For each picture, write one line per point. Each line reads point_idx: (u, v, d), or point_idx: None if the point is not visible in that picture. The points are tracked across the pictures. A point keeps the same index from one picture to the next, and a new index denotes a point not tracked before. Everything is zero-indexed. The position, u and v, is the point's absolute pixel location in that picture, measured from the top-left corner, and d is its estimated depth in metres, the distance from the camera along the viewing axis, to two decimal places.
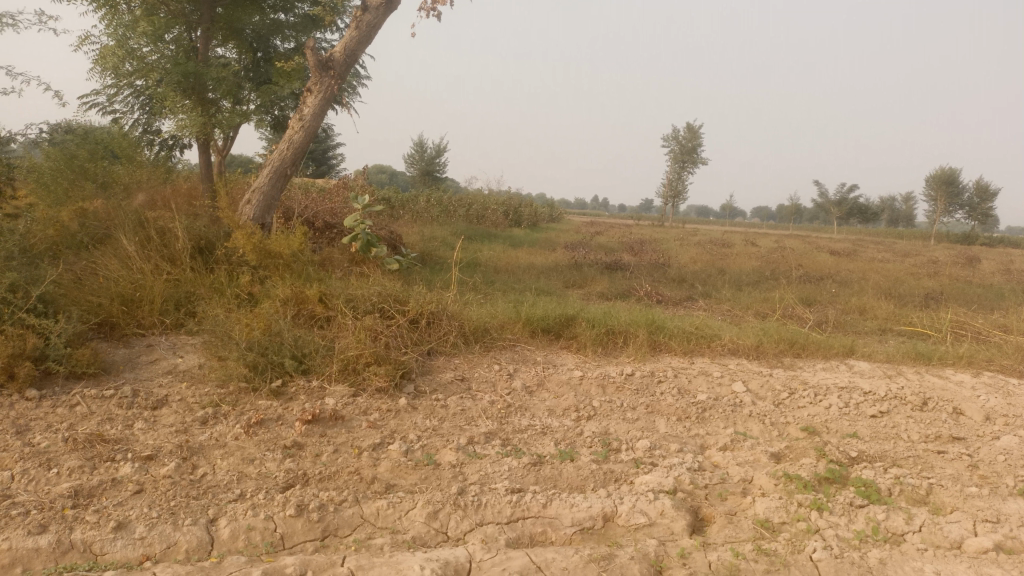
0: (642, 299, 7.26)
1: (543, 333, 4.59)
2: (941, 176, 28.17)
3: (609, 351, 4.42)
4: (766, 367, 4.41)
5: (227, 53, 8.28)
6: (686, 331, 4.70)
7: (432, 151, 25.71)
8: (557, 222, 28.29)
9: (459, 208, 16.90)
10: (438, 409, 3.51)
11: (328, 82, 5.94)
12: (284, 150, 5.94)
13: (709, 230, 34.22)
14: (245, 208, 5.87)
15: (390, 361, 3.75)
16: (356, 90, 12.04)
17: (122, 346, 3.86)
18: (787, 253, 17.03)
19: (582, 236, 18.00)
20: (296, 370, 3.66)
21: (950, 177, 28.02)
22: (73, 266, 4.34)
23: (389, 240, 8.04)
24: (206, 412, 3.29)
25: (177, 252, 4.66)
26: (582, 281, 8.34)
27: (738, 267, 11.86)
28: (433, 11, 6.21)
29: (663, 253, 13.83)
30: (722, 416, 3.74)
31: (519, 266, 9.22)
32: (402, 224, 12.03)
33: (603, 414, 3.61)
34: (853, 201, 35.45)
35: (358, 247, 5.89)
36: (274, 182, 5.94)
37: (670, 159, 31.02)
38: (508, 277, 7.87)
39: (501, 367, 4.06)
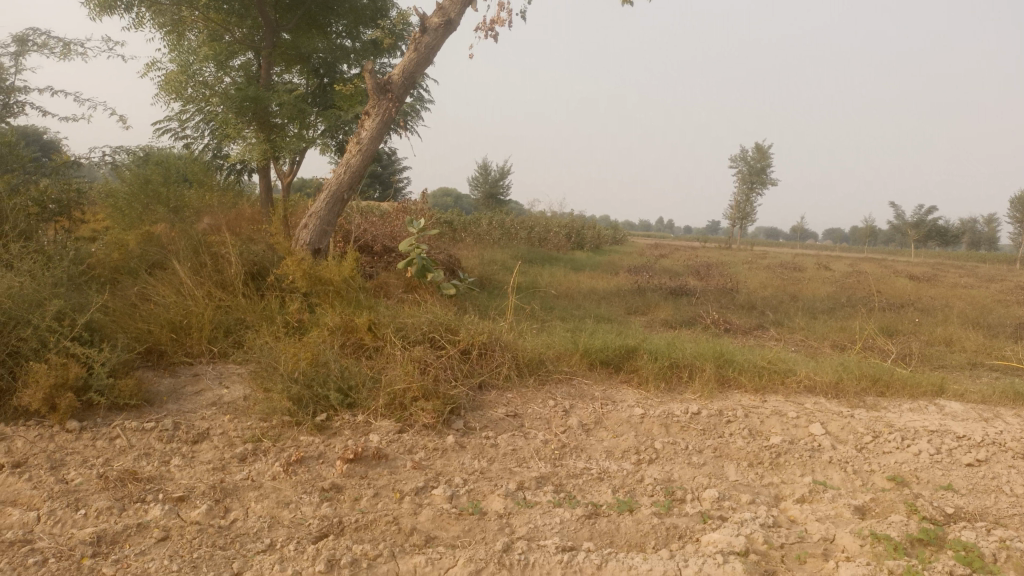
0: (709, 328, 6.91)
1: (602, 366, 4.33)
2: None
3: (673, 387, 4.13)
4: (846, 407, 4.05)
5: (298, 81, 8.36)
6: (757, 366, 4.37)
7: (496, 174, 25.73)
8: (622, 245, 27.92)
9: (521, 231, 16.76)
10: (488, 449, 3.28)
11: (385, 106, 5.85)
12: (341, 174, 5.86)
13: (778, 252, 33.26)
14: (302, 233, 5.80)
15: (439, 395, 3.55)
16: (419, 114, 12.04)
17: (169, 375, 3.77)
18: (863, 278, 16.29)
19: (646, 260, 17.62)
20: (342, 403, 3.48)
21: None
22: (127, 293, 4.31)
23: (447, 264, 7.91)
24: (246, 448, 3.15)
25: (230, 278, 4.59)
26: (646, 308, 8.03)
27: (811, 293, 11.33)
28: (491, 31, 6.07)
29: (731, 278, 13.37)
30: (798, 462, 3.41)
31: (580, 291, 8.96)
32: (463, 248, 11.94)
33: (666, 458, 3.33)
34: (932, 223, 33.97)
35: (414, 272, 5.74)
36: (331, 206, 5.86)
37: (738, 181, 30.33)
38: (568, 303, 7.63)
39: (557, 403, 3.82)
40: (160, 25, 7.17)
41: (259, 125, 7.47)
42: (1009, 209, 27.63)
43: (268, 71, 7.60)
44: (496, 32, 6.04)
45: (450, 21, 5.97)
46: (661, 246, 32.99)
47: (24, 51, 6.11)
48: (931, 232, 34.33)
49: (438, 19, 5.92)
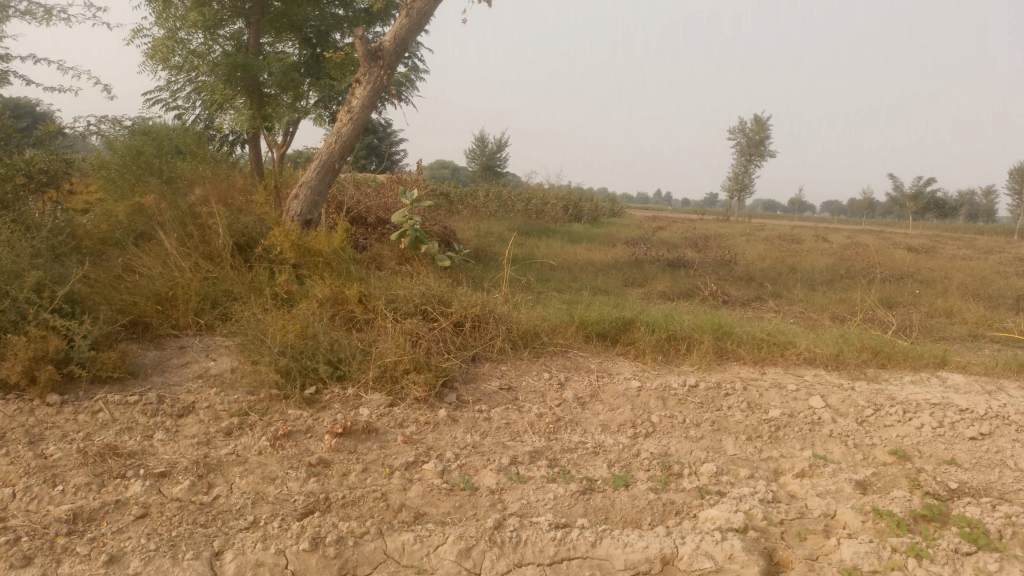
0: (706, 300, 6.83)
1: (598, 338, 4.24)
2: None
3: (671, 359, 4.05)
4: (847, 379, 3.97)
5: (293, 50, 8.15)
6: (756, 338, 4.29)
7: (493, 146, 25.50)
8: (619, 217, 27.79)
9: (518, 202, 16.61)
10: (481, 423, 3.20)
11: (377, 72, 5.69)
12: (331, 143, 5.72)
13: (777, 225, 33.15)
14: (292, 204, 5.68)
15: (430, 367, 3.46)
16: (414, 83, 11.84)
17: (154, 347, 3.68)
18: (861, 250, 16.20)
19: (643, 232, 17.50)
20: (331, 376, 3.40)
21: None
22: (111, 264, 4.20)
23: (442, 235, 7.79)
24: (232, 422, 3.06)
25: (217, 249, 4.48)
26: (643, 280, 7.93)
27: (810, 265, 11.24)
28: None
29: (728, 250, 13.26)
30: (798, 436, 3.34)
31: (577, 263, 8.85)
32: (459, 219, 11.81)
33: (663, 432, 3.26)
34: (930, 196, 33.83)
35: (407, 243, 5.63)
36: (323, 176, 5.73)
37: (737, 153, 30.10)
38: (565, 275, 7.53)
39: (552, 376, 3.73)
40: None
41: (249, 94, 7.30)
42: (1007, 181, 27.48)
43: (257, 38, 7.40)
44: None
45: None
46: (659, 218, 32.84)
47: (4, 15, 5.93)
48: (930, 204, 34.19)
49: None
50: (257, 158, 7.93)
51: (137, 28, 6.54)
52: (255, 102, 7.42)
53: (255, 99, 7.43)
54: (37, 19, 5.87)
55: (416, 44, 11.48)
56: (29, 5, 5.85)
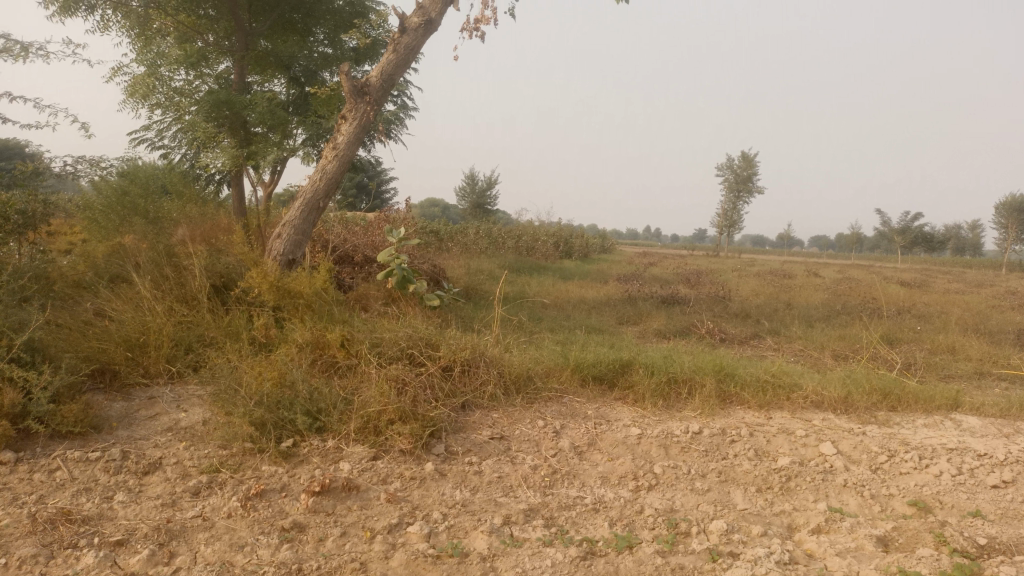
0: (704, 338, 6.64)
1: (595, 381, 4.03)
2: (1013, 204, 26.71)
3: (672, 404, 3.84)
4: (857, 424, 3.77)
5: (280, 91, 8.06)
6: (760, 380, 4.09)
7: (483, 184, 25.50)
8: (610, 253, 27.74)
9: (509, 240, 16.47)
10: (471, 477, 2.98)
11: (363, 108, 5.55)
12: (316, 180, 5.55)
13: (767, 260, 33.17)
14: (275, 243, 5.48)
15: (417, 417, 3.24)
16: (402, 121, 11.76)
17: (121, 398, 3.45)
18: (853, 285, 16.09)
19: (634, 268, 17.37)
20: (310, 428, 3.17)
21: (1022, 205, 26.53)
22: (80, 310, 3.97)
23: (431, 274, 7.61)
24: (201, 480, 2.83)
25: (194, 291, 4.27)
26: (638, 318, 7.74)
27: (805, 301, 11.09)
28: (475, 30, 5.80)
29: (721, 286, 13.12)
30: (811, 487, 3.12)
31: (570, 301, 8.67)
32: (449, 258, 11.63)
33: (667, 484, 3.04)
34: (918, 230, 33.97)
35: (393, 283, 5.43)
36: (307, 214, 5.55)
37: (726, 189, 30.21)
38: (557, 314, 7.34)
39: (547, 423, 3.51)
40: (126, 27, 6.85)
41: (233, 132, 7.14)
42: (994, 215, 27.63)
43: (241, 76, 7.26)
44: (479, 31, 5.77)
45: (431, 19, 5.69)
46: (650, 254, 32.82)
47: None
48: (918, 238, 34.35)
49: (417, 17, 5.64)
50: (242, 197, 7.75)
51: (118, 65, 6.40)
52: (239, 139, 7.26)
53: (239, 137, 7.26)
54: (13, 55, 5.71)
55: (405, 82, 11.42)
56: (4, 42, 5.70)
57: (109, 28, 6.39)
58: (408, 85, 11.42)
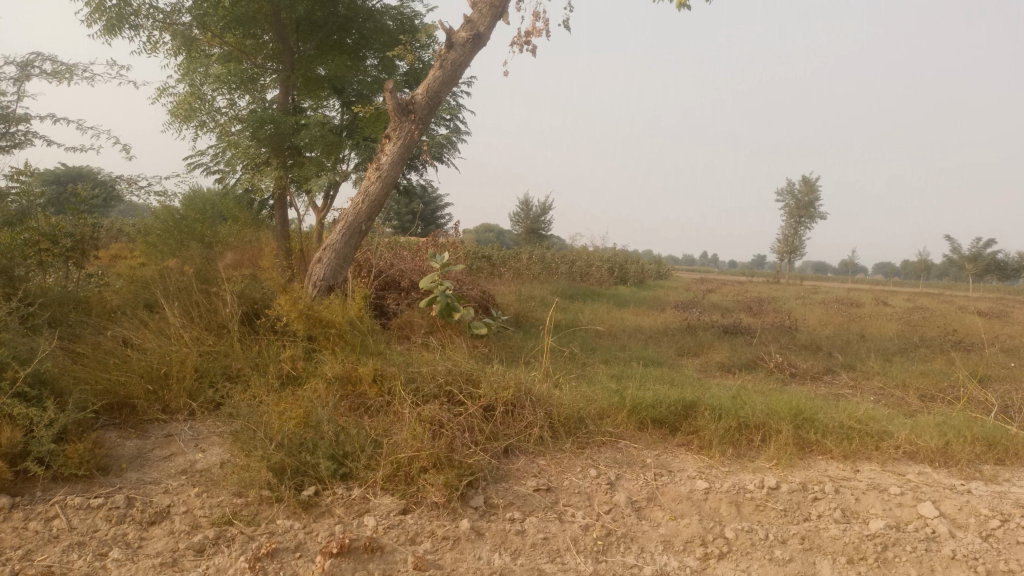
0: (772, 374, 6.13)
1: (655, 425, 3.60)
2: None
3: (742, 452, 3.39)
4: (960, 479, 3.26)
5: (335, 115, 7.90)
6: (844, 425, 3.61)
7: (538, 209, 25.27)
8: (666, 279, 27.12)
9: (562, 265, 16.10)
10: (512, 537, 2.59)
11: (408, 127, 5.28)
12: (358, 202, 5.29)
13: (831, 286, 32.04)
14: (315, 268, 5.21)
15: (453, 464, 2.88)
16: (455, 145, 11.55)
17: (136, 435, 3.18)
18: (927, 315, 15.22)
19: (692, 295, 16.81)
20: (335, 475, 2.84)
21: None
22: (103, 340, 3.75)
23: (479, 301, 7.29)
24: (208, 534, 2.51)
25: (224, 320, 4.01)
26: (699, 349, 7.27)
27: (878, 332, 10.42)
28: (526, 45, 5.49)
29: (786, 315, 12.49)
30: (913, 559, 2.65)
31: (626, 330, 8.24)
32: (499, 283, 11.32)
33: (740, 552, 2.60)
34: (991, 258, 32.42)
35: (437, 311, 5.09)
36: (349, 237, 5.27)
37: (786, 213, 29.30)
38: (612, 344, 6.92)
39: (600, 473, 3.11)
40: (175, 48, 6.78)
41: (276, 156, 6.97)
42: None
43: (286, 98, 7.10)
44: (530, 45, 5.46)
45: (480, 34, 5.42)
46: (708, 280, 32.04)
47: (28, 74, 5.73)
48: (992, 265, 32.76)
49: (465, 32, 5.37)
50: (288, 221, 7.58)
51: (165, 87, 6.29)
52: (281, 163, 7.08)
53: (281, 160, 7.09)
54: (59, 77, 5.63)
55: (458, 105, 11.23)
56: (52, 63, 5.63)
57: (158, 49, 6.29)
58: (460, 108, 11.22)
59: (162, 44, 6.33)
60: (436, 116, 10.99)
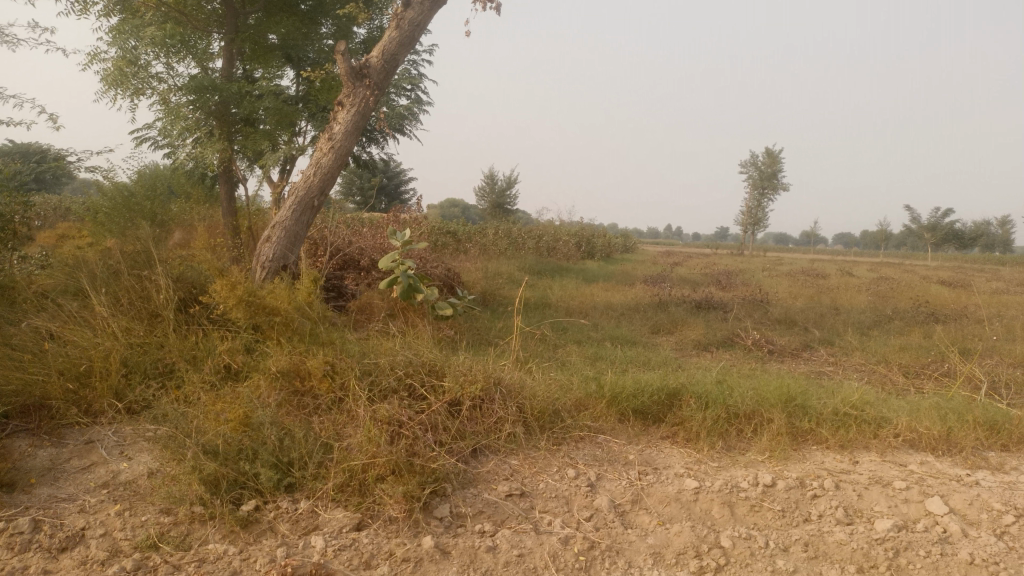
0: (751, 353, 5.89)
1: (637, 416, 3.28)
2: None
3: (733, 444, 3.10)
4: (964, 469, 3.02)
5: (290, 86, 7.48)
6: (838, 412, 3.35)
7: (503, 183, 24.81)
8: (632, 253, 26.94)
9: (529, 239, 15.76)
10: (482, 556, 2.27)
11: (362, 93, 4.85)
12: (309, 176, 4.85)
13: (796, 258, 32.18)
14: (264, 247, 4.78)
15: (414, 470, 2.54)
16: (416, 116, 11.09)
17: (51, 444, 2.77)
18: (892, 285, 15.21)
19: (659, 269, 16.61)
20: (278, 486, 2.48)
21: None
22: (18, 333, 3.32)
23: (444, 280, 6.94)
24: (127, 564, 2.14)
25: (159, 308, 3.60)
26: (672, 327, 7.01)
27: (849, 304, 10.30)
28: (489, 2, 5.08)
29: (756, 288, 12.34)
30: (928, 565, 2.38)
31: (596, 308, 7.95)
32: (465, 260, 10.96)
33: (739, 565, 2.31)
34: (949, 228, 32.85)
35: (397, 293, 4.71)
36: (300, 212, 4.84)
37: (751, 186, 29.25)
38: (584, 323, 6.62)
39: (579, 474, 2.79)
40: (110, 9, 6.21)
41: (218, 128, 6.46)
42: None
43: (230, 64, 6.59)
44: (493, 3, 5.06)
45: None
46: (674, 252, 31.99)
47: None
48: (951, 235, 33.17)
49: None
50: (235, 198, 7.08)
51: (95, 53, 5.77)
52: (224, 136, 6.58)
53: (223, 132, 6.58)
54: None
55: (418, 74, 10.75)
56: None
57: (88, 11, 5.75)
58: (421, 77, 10.76)
59: (93, 5, 5.79)
60: (395, 86, 10.52)
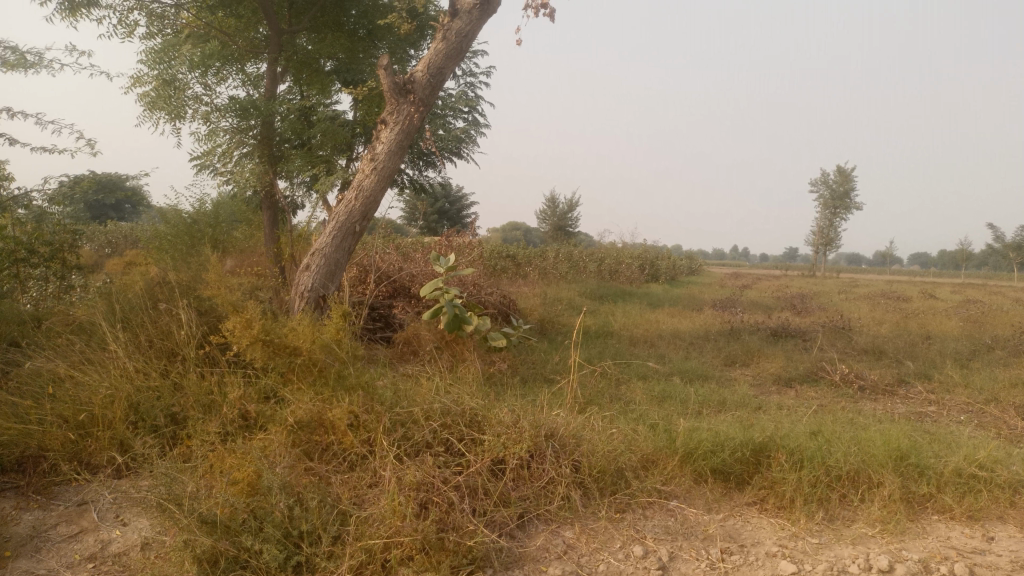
0: (837, 390, 5.28)
1: (716, 475, 2.77)
2: None
3: (835, 513, 2.57)
4: None
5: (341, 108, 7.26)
6: (962, 473, 2.77)
7: (565, 206, 24.37)
8: (697, 274, 26.14)
9: (591, 262, 15.28)
10: None
11: (407, 109, 4.49)
12: (350, 199, 4.49)
13: (872, 279, 30.75)
14: (303, 277, 4.43)
15: (446, 549, 2.09)
16: (473, 138, 10.79)
17: (41, 507, 2.44)
18: (982, 308, 14.13)
19: (728, 292, 15.89)
20: (285, 567, 2.07)
21: None
22: (25, 377, 3.02)
23: (499, 308, 6.54)
24: None
25: (179, 345, 3.27)
26: (746, 358, 6.45)
27: (939, 330, 9.48)
28: (542, 7, 4.70)
29: (833, 313, 11.57)
30: None
31: (661, 336, 7.44)
32: (524, 286, 10.58)
33: None
34: None
35: (443, 324, 4.29)
36: (342, 238, 4.48)
37: (821, 205, 28.09)
38: (649, 354, 6.13)
39: (648, 551, 2.30)
40: (155, 29, 6.06)
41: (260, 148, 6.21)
42: None
43: (274, 83, 6.35)
44: (546, 9, 4.68)
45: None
46: (741, 274, 30.96)
47: None
48: None
49: None
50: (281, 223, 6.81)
51: (138, 76, 5.58)
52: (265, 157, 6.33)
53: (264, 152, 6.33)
54: (11, 64, 4.93)
55: (475, 96, 10.46)
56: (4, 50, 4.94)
57: (131, 32, 5.59)
58: (478, 99, 10.46)
59: (136, 26, 5.62)
60: (452, 108, 10.24)
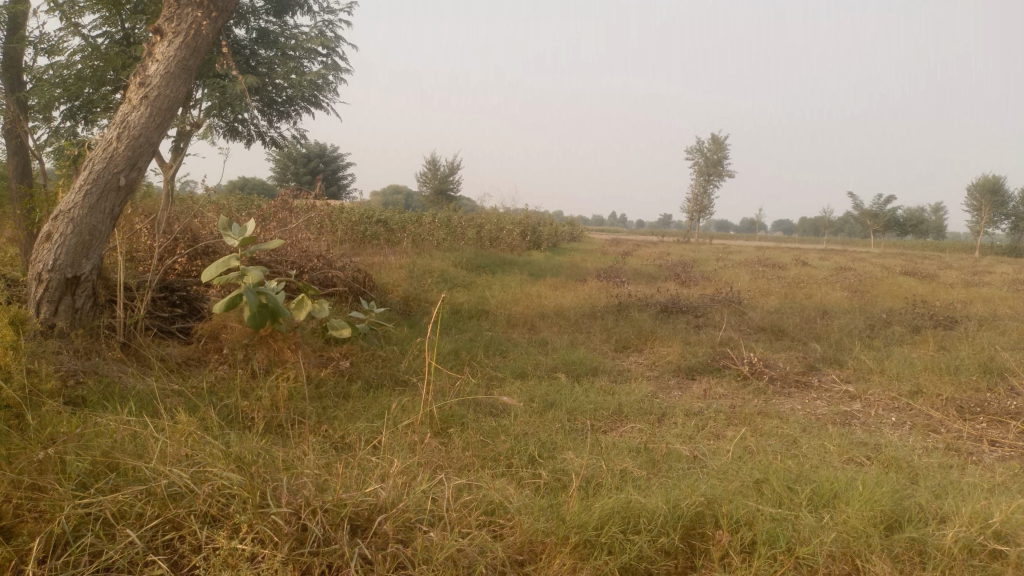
0: (747, 384, 4.46)
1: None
2: (983, 185, 24.73)
3: None
4: None
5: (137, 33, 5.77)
6: (976, 550, 1.90)
7: (446, 169, 23.08)
8: (578, 241, 25.56)
9: (470, 228, 14.21)
10: None
11: (190, 12, 3.33)
12: (112, 139, 3.21)
13: (745, 245, 31.35)
14: (41, 251, 3.09)
15: None
16: (331, 84, 9.37)
17: None
18: (857, 276, 14.07)
19: (612, 259, 15.24)
20: None
21: (993, 186, 24.47)
22: None
23: (350, 285, 5.37)
24: None
25: None
26: (640, 340, 5.58)
27: (828, 302, 9.03)
28: None
29: (720, 282, 11.04)
30: None
31: (544, 313, 6.48)
32: (394, 255, 9.38)
33: None
34: (893, 215, 32.40)
35: (248, 317, 3.02)
36: (99, 195, 3.17)
37: (697, 172, 28.16)
38: (530, 340, 5.14)
39: None
40: None
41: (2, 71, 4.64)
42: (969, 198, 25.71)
43: None
44: None
45: None
46: (622, 240, 30.74)
47: None
48: (894, 222, 32.68)
49: None
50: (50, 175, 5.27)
51: None
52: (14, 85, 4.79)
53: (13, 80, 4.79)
54: None
55: (333, 36, 9.03)
56: None
57: None
58: (337, 40, 9.04)
59: None
60: (306, 49, 8.72)
